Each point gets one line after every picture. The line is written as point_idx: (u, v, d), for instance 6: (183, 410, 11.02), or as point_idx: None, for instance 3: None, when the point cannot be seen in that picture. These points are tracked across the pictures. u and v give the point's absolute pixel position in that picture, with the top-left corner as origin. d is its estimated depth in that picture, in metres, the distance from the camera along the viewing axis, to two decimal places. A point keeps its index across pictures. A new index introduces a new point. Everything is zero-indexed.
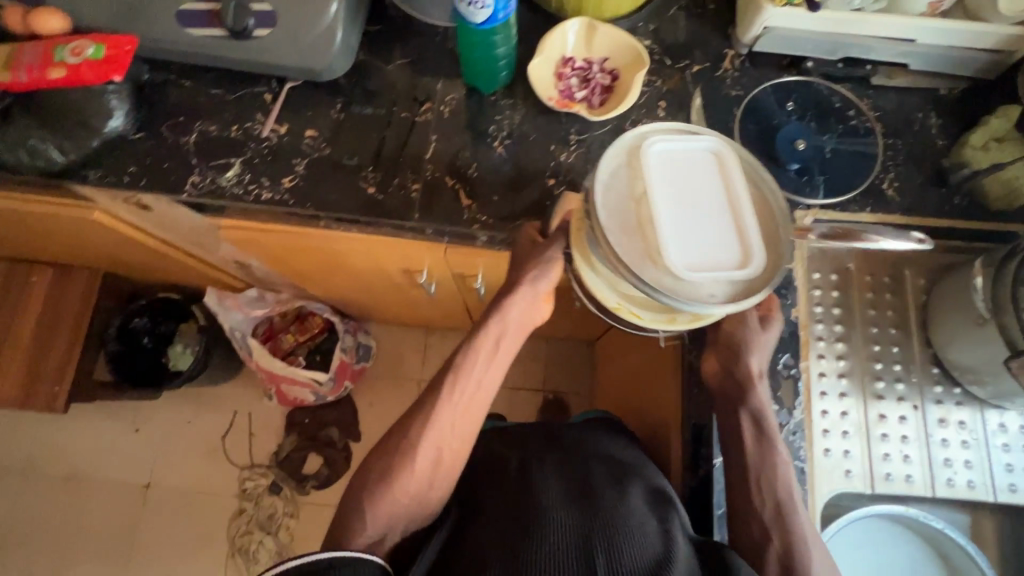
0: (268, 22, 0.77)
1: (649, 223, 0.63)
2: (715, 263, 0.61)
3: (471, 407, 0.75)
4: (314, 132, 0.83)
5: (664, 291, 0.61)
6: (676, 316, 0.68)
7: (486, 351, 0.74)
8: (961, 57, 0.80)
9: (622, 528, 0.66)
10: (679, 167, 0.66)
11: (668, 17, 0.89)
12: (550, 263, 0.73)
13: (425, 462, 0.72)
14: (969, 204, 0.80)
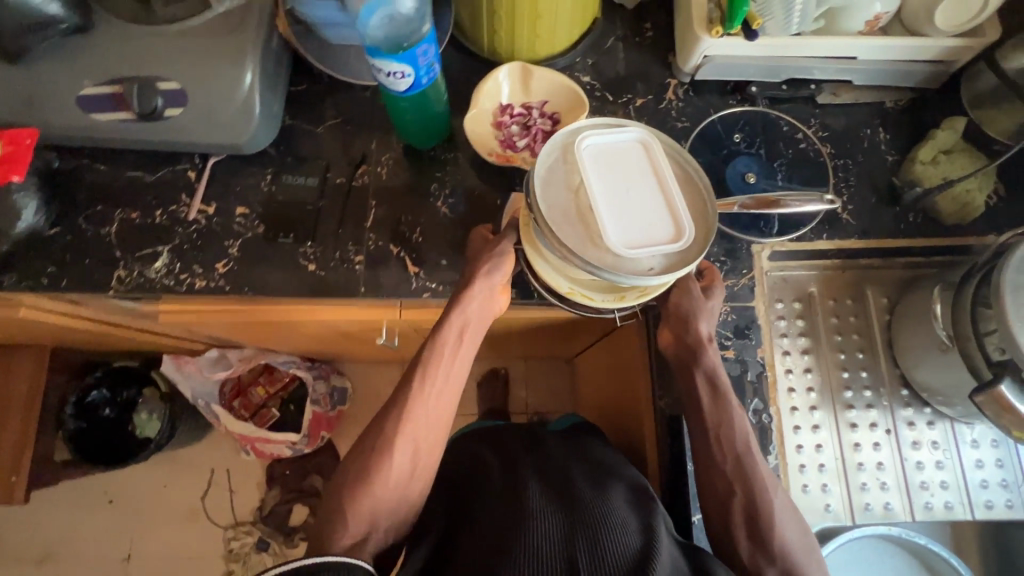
0: (180, 101, 0.72)
1: (585, 206, 0.62)
2: (651, 236, 0.61)
3: (438, 406, 0.71)
4: (245, 209, 0.78)
5: (606, 270, 0.60)
6: (624, 294, 0.69)
7: (450, 352, 0.70)
8: (904, 71, 0.79)
9: (604, 523, 0.64)
10: (609, 150, 0.66)
11: (607, 49, 0.86)
12: (503, 255, 0.71)
13: (400, 465, 0.68)
14: (924, 220, 0.79)
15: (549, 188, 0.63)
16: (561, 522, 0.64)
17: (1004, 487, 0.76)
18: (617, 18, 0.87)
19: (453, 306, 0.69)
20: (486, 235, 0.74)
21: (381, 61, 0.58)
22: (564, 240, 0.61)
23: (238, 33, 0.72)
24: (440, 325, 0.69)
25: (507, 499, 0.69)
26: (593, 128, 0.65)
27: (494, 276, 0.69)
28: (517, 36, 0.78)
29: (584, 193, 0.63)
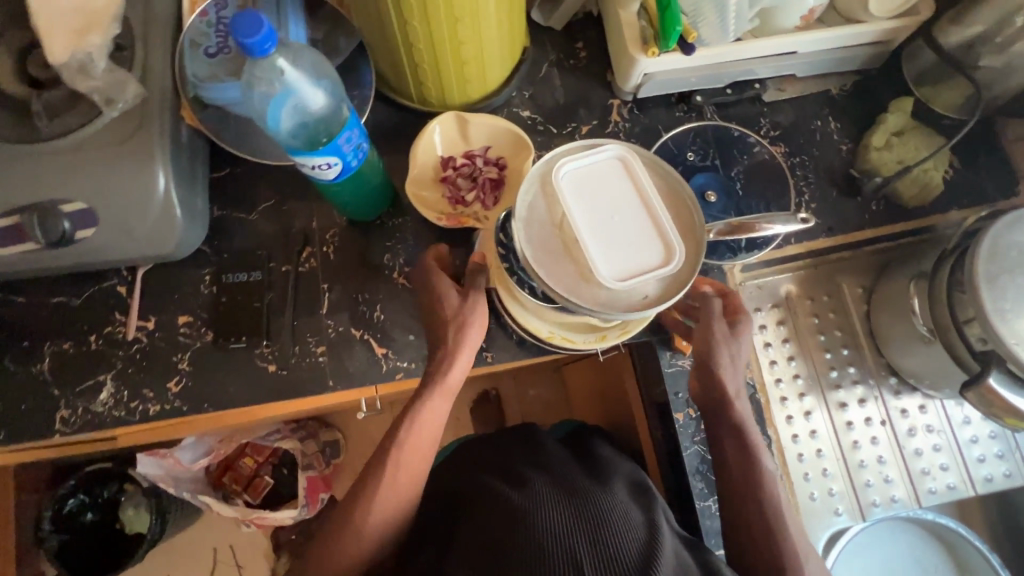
0: (91, 220, 0.64)
1: (572, 243, 0.60)
2: (641, 264, 0.58)
3: (408, 475, 0.60)
4: (188, 318, 0.73)
5: (601, 308, 0.58)
6: (605, 333, 0.68)
7: (426, 428, 0.61)
8: (845, 57, 0.77)
9: (604, 514, 0.52)
10: (590, 175, 0.62)
11: (542, 77, 0.81)
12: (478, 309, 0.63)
13: (374, 533, 0.59)
14: (886, 206, 0.78)
15: (532, 228, 0.60)
16: (569, 516, 0.51)
17: (1000, 459, 0.78)
18: (546, 43, 0.83)
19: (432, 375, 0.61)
20: (458, 297, 0.63)
21: (303, 158, 0.52)
22: (554, 283, 0.59)
23: (136, 135, 0.64)
24: (419, 400, 0.60)
25: (505, 494, 0.56)
26: (570, 155, 0.62)
27: (469, 331, 0.62)
28: (445, 84, 0.73)
29: (570, 228, 0.60)
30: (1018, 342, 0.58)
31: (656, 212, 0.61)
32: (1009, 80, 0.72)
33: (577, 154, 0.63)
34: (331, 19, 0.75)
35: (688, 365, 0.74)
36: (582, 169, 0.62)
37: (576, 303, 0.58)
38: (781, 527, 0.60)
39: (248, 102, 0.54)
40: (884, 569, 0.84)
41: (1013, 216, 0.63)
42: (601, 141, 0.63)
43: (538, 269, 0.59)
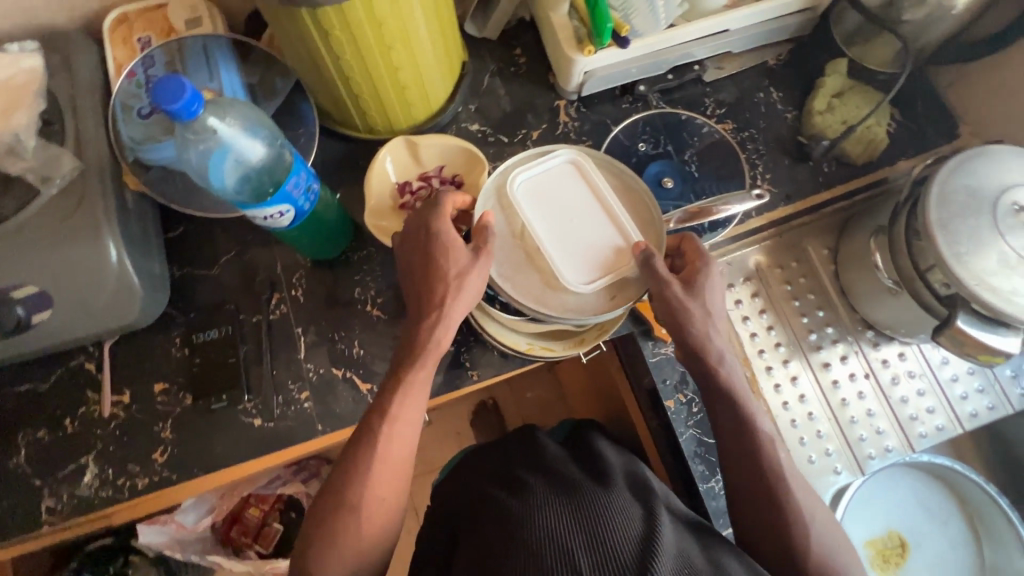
0: (46, 302, 0.61)
1: (535, 254, 0.62)
2: (605, 266, 0.61)
3: (402, 446, 0.58)
4: (164, 385, 0.71)
5: (572, 314, 0.60)
6: (583, 337, 0.68)
7: (416, 395, 0.58)
8: (776, 28, 0.78)
9: (602, 510, 0.51)
10: (545, 186, 0.64)
11: (486, 89, 0.81)
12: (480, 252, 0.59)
13: (375, 521, 0.56)
14: (838, 166, 0.80)
15: (495, 245, 0.62)
16: (566, 515, 0.50)
17: (982, 393, 0.80)
18: (485, 54, 0.83)
19: (426, 338, 0.58)
20: (472, 256, 0.58)
21: (254, 211, 0.52)
22: (523, 296, 0.61)
23: (79, 211, 0.61)
24: (413, 364, 0.58)
25: (504, 501, 0.55)
26: (523, 169, 0.64)
27: (468, 294, 0.58)
28: (389, 111, 0.73)
29: (532, 241, 0.62)
30: (978, 284, 0.60)
31: (611, 212, 0.63)
32: (936, 29, 0.74)
33: (530, 166, 0.65)
34: (264, 61, 0.74)
35: (671, 352, 0.75)
36: (536, 180, 0.64)
37: (547, 313, 0.60)
38: None
39: (188, 164, 0.53)
40: (891, 515, 0.86)
41: (957, 160, 0.64)
42: (551, 150, 0.65)
43: (506, 285, 0.61)
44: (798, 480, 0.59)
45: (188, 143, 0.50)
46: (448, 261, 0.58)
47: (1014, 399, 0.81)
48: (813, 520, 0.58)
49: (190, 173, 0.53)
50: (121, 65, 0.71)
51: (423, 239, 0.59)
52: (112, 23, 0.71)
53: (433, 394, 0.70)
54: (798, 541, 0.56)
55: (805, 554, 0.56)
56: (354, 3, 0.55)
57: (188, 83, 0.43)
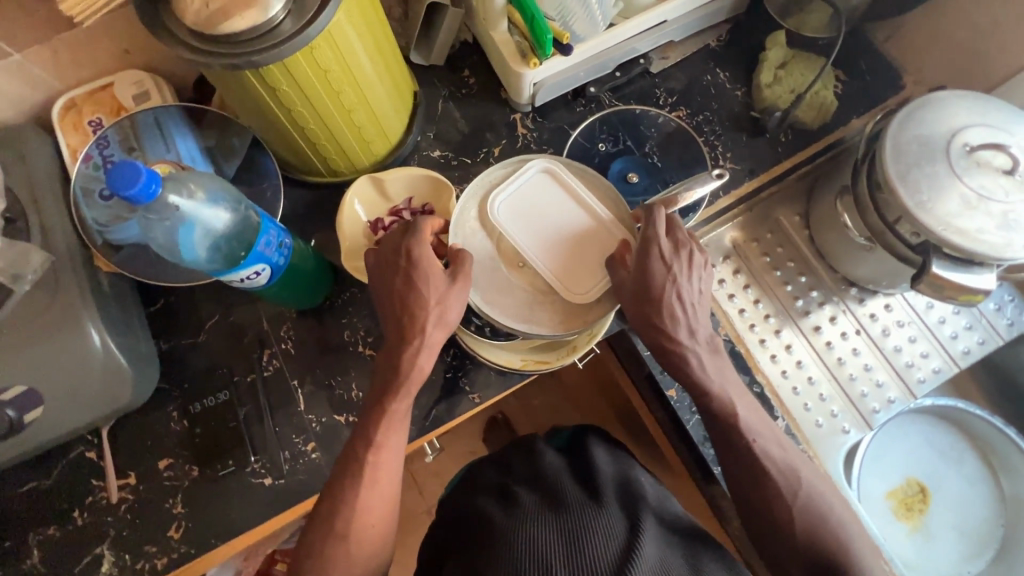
0: (36, 400, 0.61)
1: (522, 272, 0.63)
2: (594, 272, 0.63)
3: (389, 474, 0.58)
4: (169, 459, 0.70)
5: (560, 328, 0.62)
6: (576, 343, 0.68)
7: (400, 421, 0.59)
8: (711, 12, 0.80)
9: (584, 527, 0.54)
10: (523, 201, 0.65)
11: (441, 115, 0.82)
12: (463, 276, 0.60)
13: (365, 545, 0.56)
14: (794, 134, 0.81)
15: (477, 271, 0.63)
16: (549, 528, 0.54)
17: (970, 329, 0.82)
18: (435, 81, 0.84)
19: (408, 367, 0.58)
20: (449, 283, 0.59)
21: (230, 276, 0.52)
22: (505, 316, 0.62)
23: (57, 304, 0.61)
24: (398, 395, 0.59)
25: (492, 515, 0.58)
26: (499, 188, 0.65)
27: (451, 319, 0.59)
28: (350, 153, 0.73)
29: (517, 260, 0.64)
30: (944, 228, 0.61)
31: (590, 217, 0.64)
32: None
33: (506, 184, 0.65)
34: (219, 124, 0.74)
35: None
36: (513, 197, 0.65)
37: (535, 332, 0.62)
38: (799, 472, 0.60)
39: (157, 240, 0.52)
40: (905, 463, 0.87)
41: (904, 113, 0.65)
42: (525, 165, 0.65)
43: (493, 310, 0.62)
44: (784, 457, 0.61)
45: (153, 221, 0.50)
46: (427, 289, 0.58)
47: (1003, 331, 0.83)
48: (798, 495, 0.59)
49: (160, 248, 0.53)
50: (76, 151, 0.70)
51: (402, 264, 0.59)
52: (61, 111, 0.70)
53: (438, 423, 0.70)
54: (781, 515, 0.58)
55: (791, 528, 0.58)
56: (295, 57, 0.55)
57: (142, 166, 0.43)
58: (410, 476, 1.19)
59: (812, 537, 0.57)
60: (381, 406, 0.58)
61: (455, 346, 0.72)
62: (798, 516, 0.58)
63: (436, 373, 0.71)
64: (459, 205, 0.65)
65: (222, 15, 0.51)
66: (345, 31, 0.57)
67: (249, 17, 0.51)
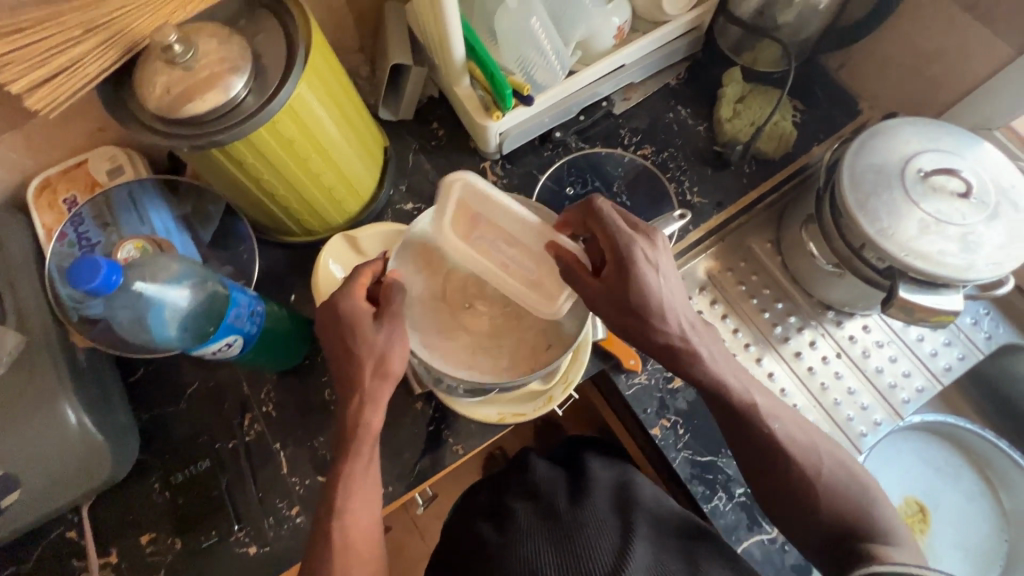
0: (11, 483, 0.59)
1: (463, 314, 0.60)
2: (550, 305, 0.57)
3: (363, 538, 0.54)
4: (150, 533, 0.69)
5: (506, 375, 0.58)
6: (551, 394, 0.67)
7: (362, 482, 0.55)
8: (668, 53, 0.82)
9: (580, 526, 0.59)
10: (465, 224, 0.58)
11: (412, 167, 0.84)
12: (398, 323, 0.53)
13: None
14: (758, 165, 0.83)
15: (422, 316, 0.59)
16: (544, 538, 0.58)
17: (950, 345, 0.83)
18: (405, 135, 0.86)
19: (354, 423, 0.54)
20: (378, 330, 0.53)
21: (202, 351, 0.53)
22: (459, 370, 0.58)
23: (33, 384, 0.61)
24: (349, 455, 0.54)
25: (485, 535, 0.61)
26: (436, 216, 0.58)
27: (393, 369, 0.53)
28: (322, 212, 0.74)
29: (460, 301, 0.60)
30: (907, 254, 0.62)
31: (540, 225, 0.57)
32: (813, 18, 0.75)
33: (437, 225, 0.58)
34: (194, 192, 0.75)
35: (646, 379, 0.73)
36: (452, 220, 0.57)
37: (479, 380, 0.58)
38: (824, 466, 0.58)
39: (127, 328, 0.52)
40: (900, 484, 0.86)
41: (858, 142, 0.67)
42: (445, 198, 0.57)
43: (435, 357, 0.58)
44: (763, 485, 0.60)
45: (119, 310, 0.50)
46: (362, 343, 0.53)
47: (981, 345, 0.83)
48: (821, 475, 0.58)
49: (131, 334, 0.53)
50: (50, 230, 0.72)
51: (328, 315, 0.54)
52: (35, 190, 0.71)
53: (423, 477, 0.70)
54: (807, 493, 0.58)
55: (815, 508, 0.57)
56: (259, 133, 0.57)
57: (101, 259, 0.43)
58: (410, 522, 1.17)
59: (837, 510, 0.57)
60: (339, 477, 0.54)
61: (436, 398, 0.71)
62: (824, 494, 0.57)
63: (419, 426, 0.71)
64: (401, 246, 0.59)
65: (184, 99, 0.52)
66: (307, 102, 0.59)
67: (212, 99, 0.53)
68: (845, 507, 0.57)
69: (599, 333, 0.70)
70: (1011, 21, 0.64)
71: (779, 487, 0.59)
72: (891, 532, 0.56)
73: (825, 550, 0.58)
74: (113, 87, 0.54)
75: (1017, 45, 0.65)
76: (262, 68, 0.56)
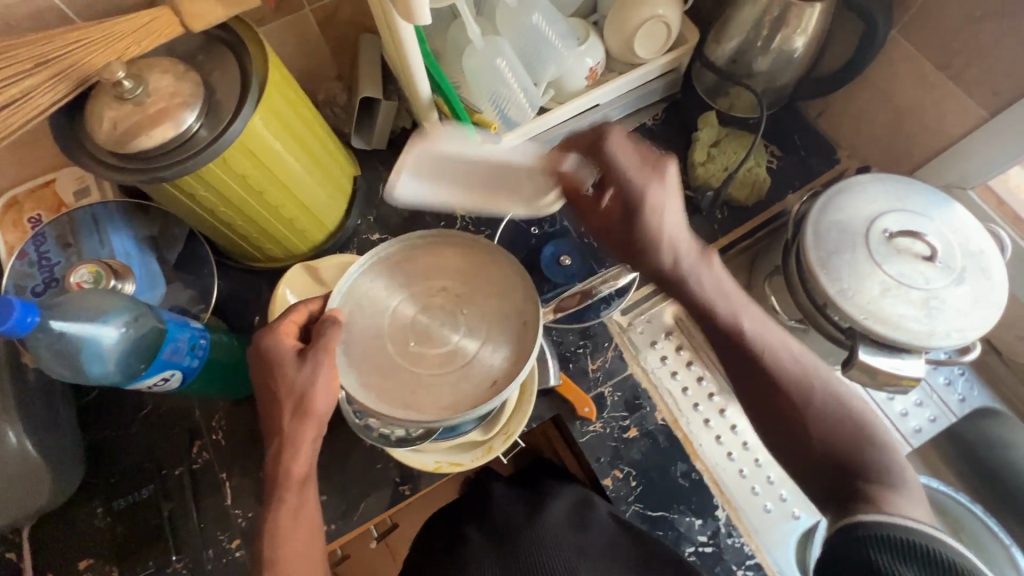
0: None
1: (407, 352, 0.52)
2: (492, 335, 0.52)
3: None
4: (88, 559, 0.68)
5: (444, 415, 0.49)
6: (492, 443, 0.65)
7: (291, 527, 0.51)
8: (643, 93, 0.81)
9: (534, 549, 0.61)
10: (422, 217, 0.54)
11: (382, 197, 0.84)
12: (321, 363, 0.50)
13: None
14: (730, 211, 0.82)
15: (359, 350, 0.52)
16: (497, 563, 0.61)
17: (921, 406, 0.80)
18: (377, 164, 0.86)
19: (275, 469, 0.52)
20: (300, 370, 0.50)
21: (137, 386, 0.53)
22: (389, 407, 0.50)
23: None
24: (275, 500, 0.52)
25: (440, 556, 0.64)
26: (401, 250, 0.55)
27: (315, 410, 0.50)
28: (284, 240, 0.74)
29: (404, 338, 0.52)
30: (867, 317, 0.60)
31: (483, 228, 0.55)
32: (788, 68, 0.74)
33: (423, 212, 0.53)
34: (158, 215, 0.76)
35: (601, 427, 0.72)
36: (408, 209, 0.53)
37: (415, 421, 0.49)
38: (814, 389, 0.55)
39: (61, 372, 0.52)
40: None
41: (824, 197, 0.65)
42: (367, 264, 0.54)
43: (370, 398, 0.50)
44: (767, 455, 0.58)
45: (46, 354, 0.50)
46: (282, 386, 0.51)
47: (954, 407, 0.80)
48: (814, 400, 0.55)
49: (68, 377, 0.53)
50: (12, 247, 0.72)
51: (255, 360, 0.53)
52: (1, 208, 0.72)
53: (367, 516, 0.69)
54: (799, 418, 0.55)
55: (808, 432, 0.55)
56: (210, 167, 0.56)
57: (14, 301, 0.44)
58: None
59: (831, 437, 0.54)
60: (266, 531, 0.51)
61: None
62: (814, 418, 0.55)
63: (366, 464, 0.70)
64: (343, 279, 0.54)
65: (131, 134, 0.52)
66: (261, 137, 0.59)
67: (159, 134, 0.53)
68: (836, 429, 0.55)
69: (552, 380, 0.70)
70: (984, 82, 0.63)
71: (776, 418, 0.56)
72: (894, 475, 0.52)
73: (827, 482, 0.54)
74: (66, 117, 0.55)
75: (990, 106, 0.64)
76: (216, 101, 0.56)
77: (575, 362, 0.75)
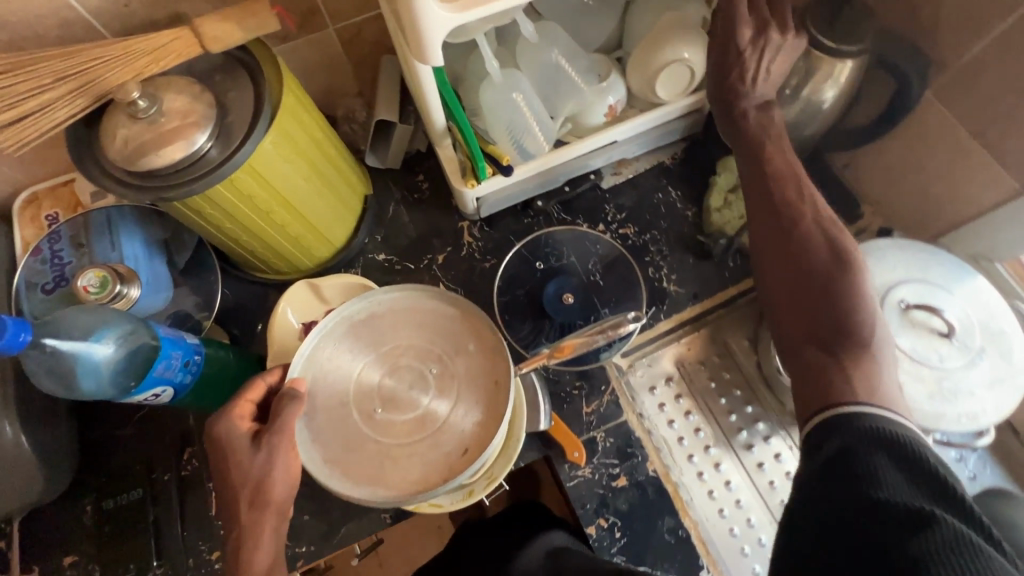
0: None
1: (374, 422, 0.51)
2: (469, 395, 0.52)
3: None
4: (73, 556, 0.69)
5: (413, 489, 0.49)
6: (473, 487, 0.64)
7: None
8: (663, 132, 0.79)
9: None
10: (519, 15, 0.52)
11: (391, 217, 0.84)
12: (277, 449, 0.50)
13: None
14: (742, 259, 0.80)
15: (323, 424, 0.51)
16: None
17: None
18: (389, 183, 0.86)
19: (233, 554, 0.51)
20: (254, 454, 0.50)
21: (129, 401, 0.54)
22: (355, 485, 0.49)
23: None
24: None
25: None
26: (367, 307, 0.55)
27: (273, 494, 0.50)
28: (289, 256, 0.74)
29: (371, 405, 0.52)
30: None
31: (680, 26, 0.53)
32: (812, 123, 0.72)
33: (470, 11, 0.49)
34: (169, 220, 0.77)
35: (589, 473, 0.71)
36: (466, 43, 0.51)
37: (383, 499, 0.49)
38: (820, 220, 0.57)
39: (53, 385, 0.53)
40: None
41: None
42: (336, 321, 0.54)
43: (334, 477, 0.50)
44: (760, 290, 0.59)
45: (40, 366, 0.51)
46: (238, 472, 0.50)
47: (964, 485, 0.76)
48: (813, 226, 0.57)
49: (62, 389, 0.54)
50: (28, 243, 0.74)
51: (209, 445, 0.52)
52: (21, 204, 0.75)
53: (346, 541, 0.69)
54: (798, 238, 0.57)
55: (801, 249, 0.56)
56: (218, 189, 0.57)
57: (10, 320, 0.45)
58: None
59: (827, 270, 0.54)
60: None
61: None
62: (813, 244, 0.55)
63: None
64: (309, 343, 0.53)
65: (140, 152, 0.53)
66: (267, 162, 0.59)
67: (167, 155, 0.53)
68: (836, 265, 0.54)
69: (544, 425, 0.68)
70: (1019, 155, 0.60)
71: (777, 258, 0.57)
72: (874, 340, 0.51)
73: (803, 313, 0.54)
74: (81, 133, 0.56)
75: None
76: (228, 123, 0.57)
77: (569, 404, 0.74)
